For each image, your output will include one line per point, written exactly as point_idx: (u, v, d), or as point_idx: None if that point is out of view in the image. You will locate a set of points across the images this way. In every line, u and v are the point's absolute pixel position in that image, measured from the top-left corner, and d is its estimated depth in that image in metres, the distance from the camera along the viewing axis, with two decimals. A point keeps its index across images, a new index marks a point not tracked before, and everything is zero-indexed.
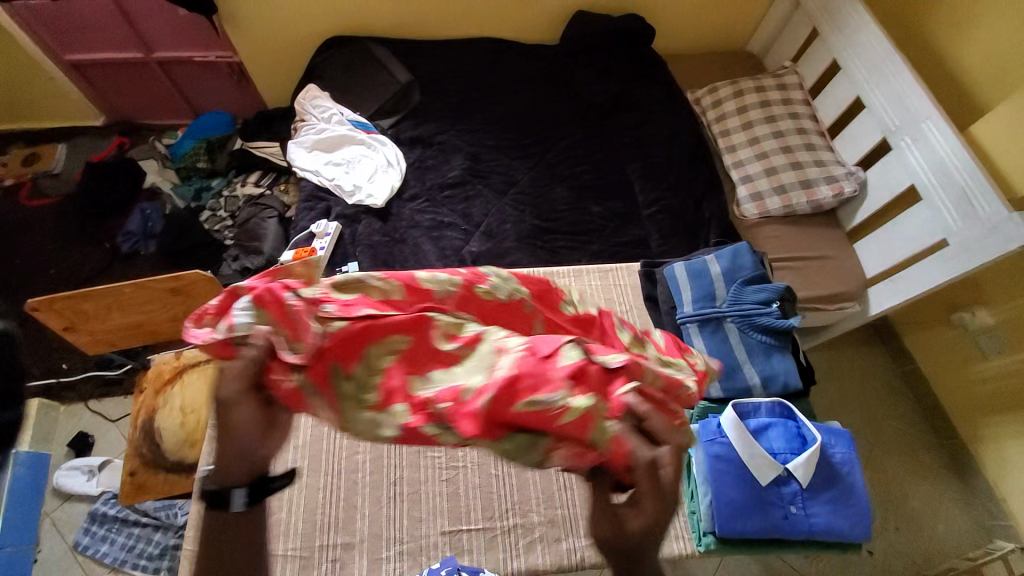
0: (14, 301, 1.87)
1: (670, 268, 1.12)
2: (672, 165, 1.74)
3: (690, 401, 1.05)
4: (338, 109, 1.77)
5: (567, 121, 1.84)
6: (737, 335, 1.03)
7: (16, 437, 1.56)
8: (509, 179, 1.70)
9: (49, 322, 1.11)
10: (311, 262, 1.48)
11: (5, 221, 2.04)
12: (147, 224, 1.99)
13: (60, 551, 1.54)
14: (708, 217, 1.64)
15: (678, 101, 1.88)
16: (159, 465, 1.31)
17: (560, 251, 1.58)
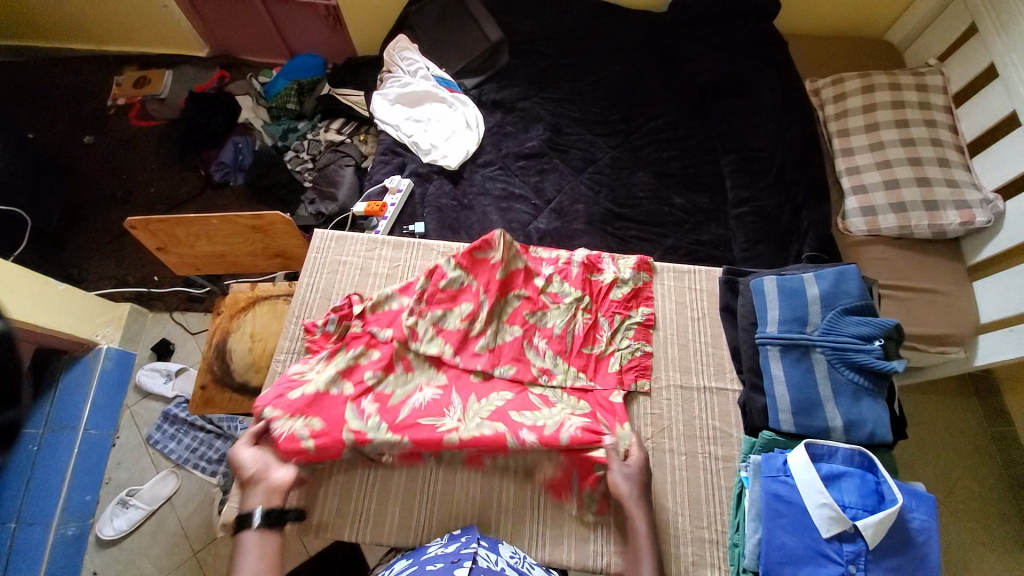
0: (119, 213, 2.07)
1: (759, 282, 1.02)
2: (773, 162, 1.55)
3: (755, 429, 0.96)
4: (425, 63, 1.73)
5: (660, 100, 1.69)
6: (825, 368, 0.92)
7: (108, 334, 1.75)
8: (588, 157, 1.60)
9: (145, 241, 1.19)
10: (380, 217, 1.49)
11: (118, 138, 2.23)
12: (237, 157, 2.10)
13: (133, 441, 1.74)
14: (805, 227, 1.46)
15: (793, 90, 1.66)
16: (226, 385, 1.35)
17: (632, 241, 1.48)
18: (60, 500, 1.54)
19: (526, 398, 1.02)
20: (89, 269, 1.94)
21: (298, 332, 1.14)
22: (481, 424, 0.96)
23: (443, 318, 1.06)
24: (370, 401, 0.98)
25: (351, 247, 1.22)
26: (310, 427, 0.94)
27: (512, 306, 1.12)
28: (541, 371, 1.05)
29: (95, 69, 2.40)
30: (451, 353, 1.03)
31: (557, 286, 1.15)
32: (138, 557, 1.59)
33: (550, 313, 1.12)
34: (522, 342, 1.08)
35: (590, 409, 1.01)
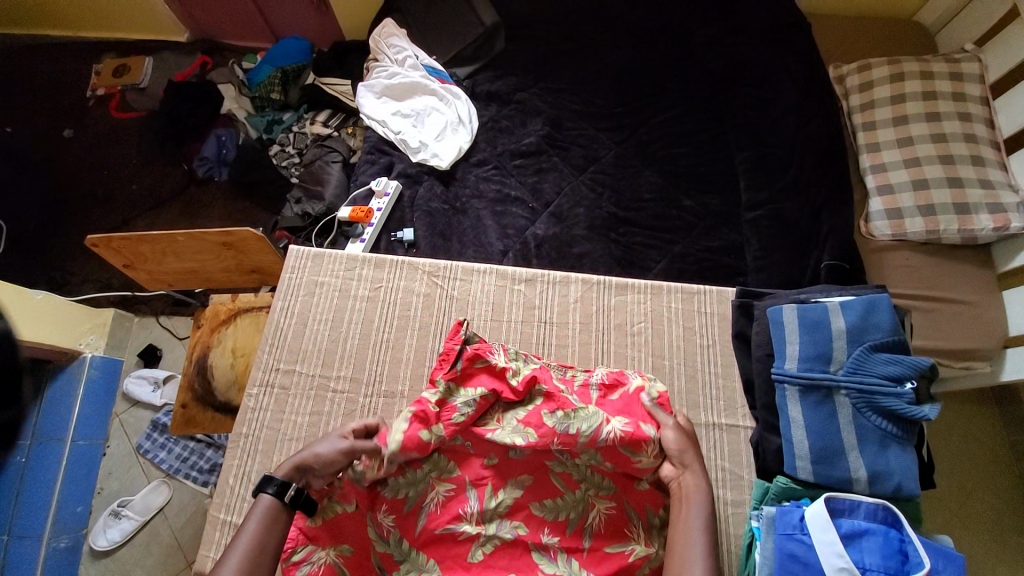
0: (101, 213, 1.97)
1: (777, 310, 0.92)
2: (792, 160, 1.43)
3: (768, 473, 0.89)
4: (413, 51, 1.59)
5: (669, 90, 1.55)
6: (850, 412, 0.83)
7: (92, 342, 1.68)
8: (590, 154, 1.48)
9: (110, 258, 1.11)
10: (365, 223, 1.38)
11: (98, 131, 2.13)
12: (221, 151, 1.98)
13: (124, 450, 1.69)
14: (825, 233, 1.35)
15: (815, 79, 1.52)
16: (209, 403, 1.28)
17: (637, 248, 1.36)
18: (48, 513, 1.50)
19: (549, 479, 0.90)
20: (72, 272, 1.87)
21: (273, 362, 1.07)
22: (503, 525, 0.87)
23: (449, 399, 0.94)
24: (385, 512, 0.86)
25: (330, 266, 1.14)
26: (342, 556, 0.84)
27: (533, 402, 0.95)
28: (566, 449, 0.90)
29: (71, 56, 2.27)
30: (458, 439, 0.92)
31: (573, 416, 0.88)
32: (132, 569, 1.56)
33: (574, 417, 0.88)
34: (543, 418, 0.93)
35: (617, 491, 0.90)
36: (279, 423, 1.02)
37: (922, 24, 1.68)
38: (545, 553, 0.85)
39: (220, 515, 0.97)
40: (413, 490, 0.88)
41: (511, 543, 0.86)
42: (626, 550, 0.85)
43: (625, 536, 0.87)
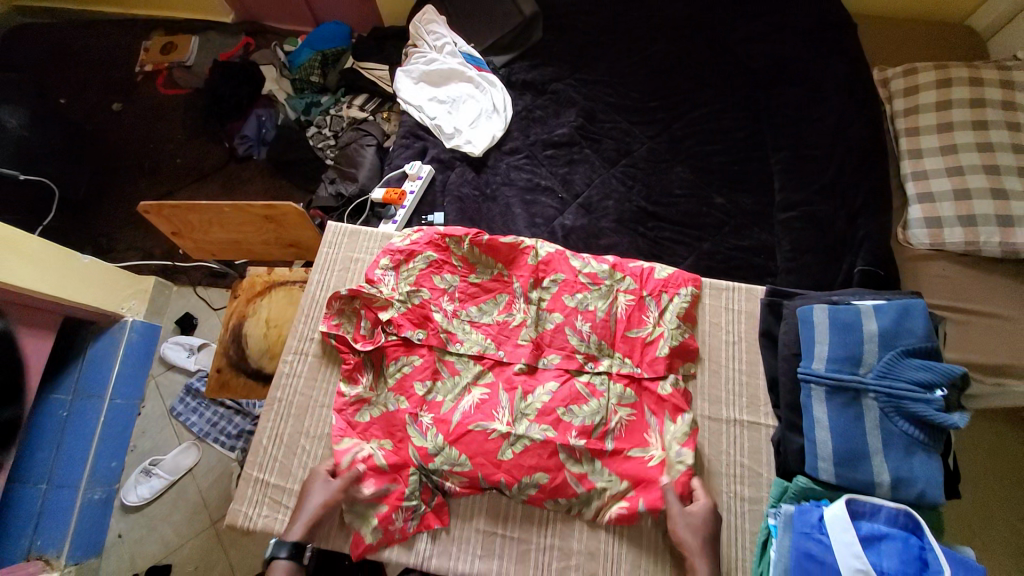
0: (145, 185, 2.06)
1: (807, 310, 0.91)
2: (831, 163, 1.40)
3: (788, 473, 0.89)
4: (452, 38, 1.61)
5: (707, 86, 1.53)
6: (876, 416, 0.83)
7: (133, 307, 1.77)
8: (622, 147, 1.48)
9: (161, 226, 1.17)
10: (398, 205, 1.42)
11: (146, 106, 2.22)
12: (261, 130, 2.06)
13: (158, 411, 1.79)
14: (860, 238, 1.31)
15: (859, 80, 1.48)
16: (241, 369, 1.35)
17: (665, 243, 1.36)
18: (87, 464, 1.60)
19: (573, 387, 0.97)
20: (116, 240, 1.96)
21: (308, 331, 1.12)
22: (532, 427, 0.94)
23: (478, 314, 1.08)
24: (426, 413, 0.98)
25: (365, 243, 1.16)
26: (384, 447, 0.97)
27: (549, 291, 1.07)
28: (587, 357, 1.00)
29: (124, 33, 2.37)
30: (492, 349, 1.02)
31: (594, 266, 1.08)
32: (159, 524, 1.65)
33: (590, 296, 1.04)
34: (563, 330, 1.02)
35: (637, 400, 0.97)
36: (313, 388, 1.07)
37: (978, 27, 1.60)
38: (572, 452, 0.92)
39: (254, 472, 1.02)
40: (450, 395, 1.00)
41: (540, 443, 0.93)
42: (645, 455, 0.93)
43: (643, 441, 0.94)
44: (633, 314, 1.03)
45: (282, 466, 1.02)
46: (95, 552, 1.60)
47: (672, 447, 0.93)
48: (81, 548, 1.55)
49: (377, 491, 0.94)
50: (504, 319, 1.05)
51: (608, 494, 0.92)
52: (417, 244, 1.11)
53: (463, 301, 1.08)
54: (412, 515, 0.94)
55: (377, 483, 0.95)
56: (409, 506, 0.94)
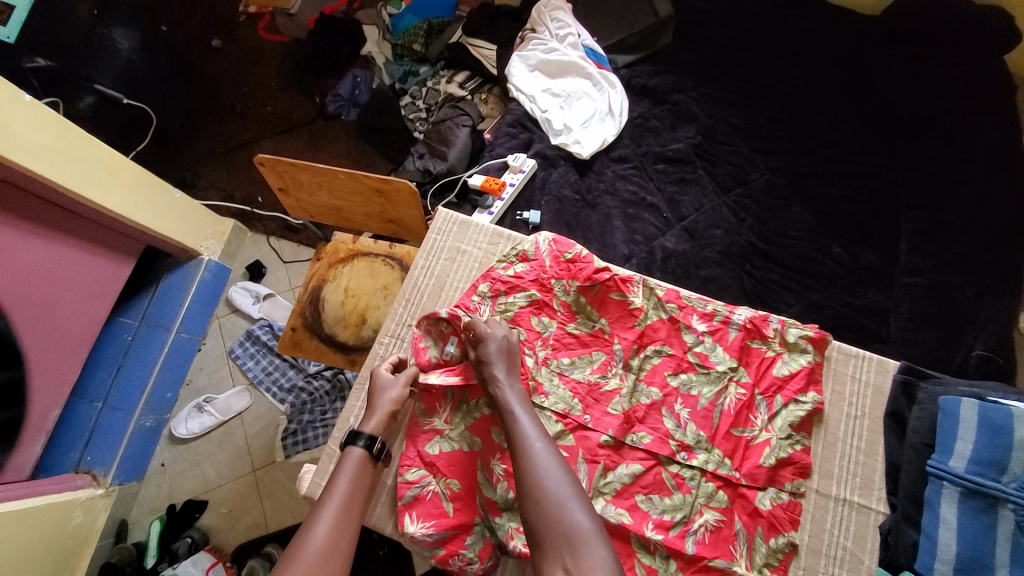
0: (235, 127, 2.05)
1: (952, 401, 0.84)
2: (968, 230, 1.27)
3: (894, 567, 0.82)
4: (576, 30, 1.53)
5: (842, 124, 1.42)
6: (1010, 530, 0.72)
7: (210, 247, 1.75)
8: (739, 175, 1.39)
9: (270, 179, 1.18)
10: (496, 196, 1.37)
11: (243, 48, 2.18)
12: (355, 91, 2.01)
13: (218, 350, 1.79)
14: (987, 319, 1.19)
15: (1015, 145, 1.33)
16: (315, 332, 1.33)
17: (769, 286, 1.28)
18: (144, 392, 1.60)
19: (658, 475, 0.85)
20: (201, 177, 1.97)
21: (405, 317, 1.08)
22: (607, 507, 0.83)
23: (569, 368, 0.93)
24: (498, 461, 0.87)
25: (474, 236, 1.13)
26: (450, 488, 0.87)
27: (651, 362, 0.93)
28: (681, 446, 0.86)
29: None
30: (578, 410, 0.88)
31: (707, 346, 0.92)
32: (203, 460, 1.67)
33: (695, 378, 0.91)
34: (660, 408, 0.89)
35: (729, 505, 0.84)
36: None
37: None
38: (645, 543, 0.82)
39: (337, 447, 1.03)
40: None
41: (615, 528, 0.82)
42: (728, 570, 0.80)
43: (730, 553, 0.81)
44: (742, 409, 0.88)
45: None
46: (139, 475, 1.63)
47: (761, 572, 0.81)
48: (127, 470, 1.58)
49: (436, 535, 0.85)
50: (597, 382, 0.91)
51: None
52: (517, 278, 0.98)
53: (557, 351, 0.94)
54: (466, 569, 0.85)
55: (439, 526, 0.85)
56: (464, 558, 0.85)
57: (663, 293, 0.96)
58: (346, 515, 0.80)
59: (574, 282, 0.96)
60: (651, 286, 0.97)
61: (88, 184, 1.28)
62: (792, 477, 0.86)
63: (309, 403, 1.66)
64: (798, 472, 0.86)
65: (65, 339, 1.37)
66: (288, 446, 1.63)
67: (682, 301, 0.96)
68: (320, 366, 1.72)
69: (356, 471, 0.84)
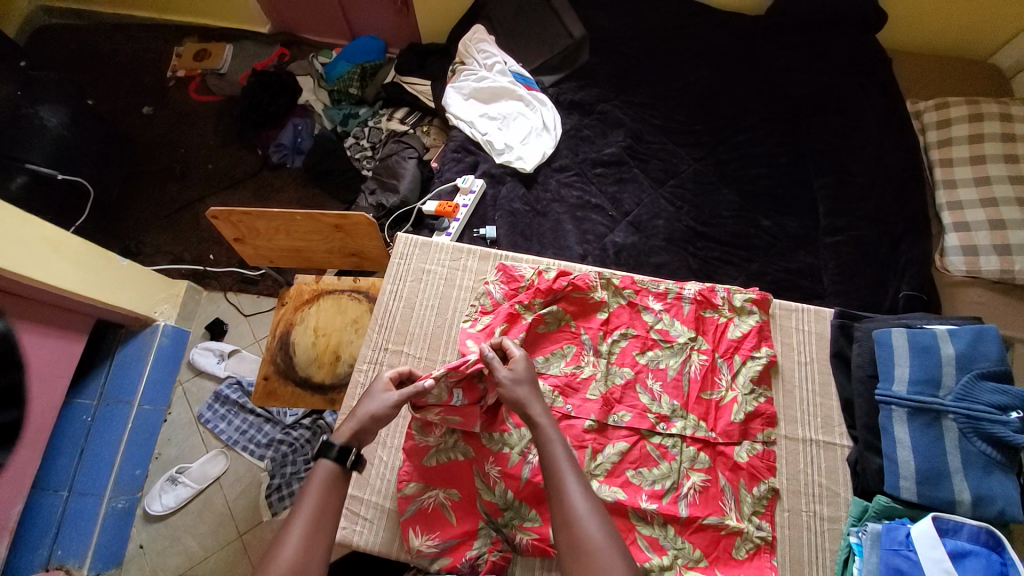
0: (177, 189, 2.02)
1: (884, 333, 0.94)
2: (871, 189, 1.44)
3: (867, 492, 0.90)
4: (503, 58, 1.65)
5: (751, 112, 1.58)
6: (956, 437, 0.84)
7: (164, 311, 1.70)
8: (670, 168, 1.52)
9: (225, 231, 1.20)
10: (451, 218, 1.43)
11: (176, 111, 2.17)
12: (297, 139, 2.04)
13: (184, 418, 1.71)
14: (903, 263, 1.34)
15: (895, 111, 1.53)
16: (289, 378, 1.31)
17: (714, 263, 1.39)
18: (111, 474, 1.50)
19: (643, 448, 0.91)
20: (145, 244, 1.91)
21: (381, 342, 1.10)
22: (602, 487, 0.87)
23: (545, 365, 0.97)
24: (492, 464, 0.90)
25: (436, 255, 1.18)
26: (450, 497, 0.90)
27: (619, 345, 1.00)
28: (659, 417, 0.93)
29: (153, 37, 2.32)
30: (561, 403, 0.93)
31: (666, 322, 1.02)
32: (182, 536, 1.56)
33: (661, 353, 0.99)
34: (634, 386, 0.96)
35: (711, 465, 0.90)
36: None
37: (992, 73, 1.63)
38: (643, 515, 0.86)
39: None
40: (514, 449, 0.91)
41: (612, 506, 0.86)
42: (720, 524, 0.86)
43: (720, 509, 0.87)
44: (707, 373, 0.97)
45: (359, 476, 0.99)
46: (115, 565, 1.51)
47: (751, 520, 0.88)
48: (100, 563, 1.46)
49: (442, 545, 0.87)
50: (573, 374, 0.96)
51: (677, 563, 0.83)
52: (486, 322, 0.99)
53: (532, 352, 0.98)
54: (477, 568, 0.86)
55: (444, 535, 0.88)
56: (472, 558, 0.86)
57: (619, 280, 1.04)
58: (317, 531, 0.72)
59: (537, 299, 1.00)
60: (608, 277, 1.05)
61: (33, 264, 1.23)
62: (761, 428, 0.94)
63: (291, 454, 1.57)
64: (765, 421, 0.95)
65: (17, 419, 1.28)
66: (273, 502, 1.53)
67: (637, 285, 1.05)
68: (297, 415, 1.66)
69: (326, 485, 0.76)
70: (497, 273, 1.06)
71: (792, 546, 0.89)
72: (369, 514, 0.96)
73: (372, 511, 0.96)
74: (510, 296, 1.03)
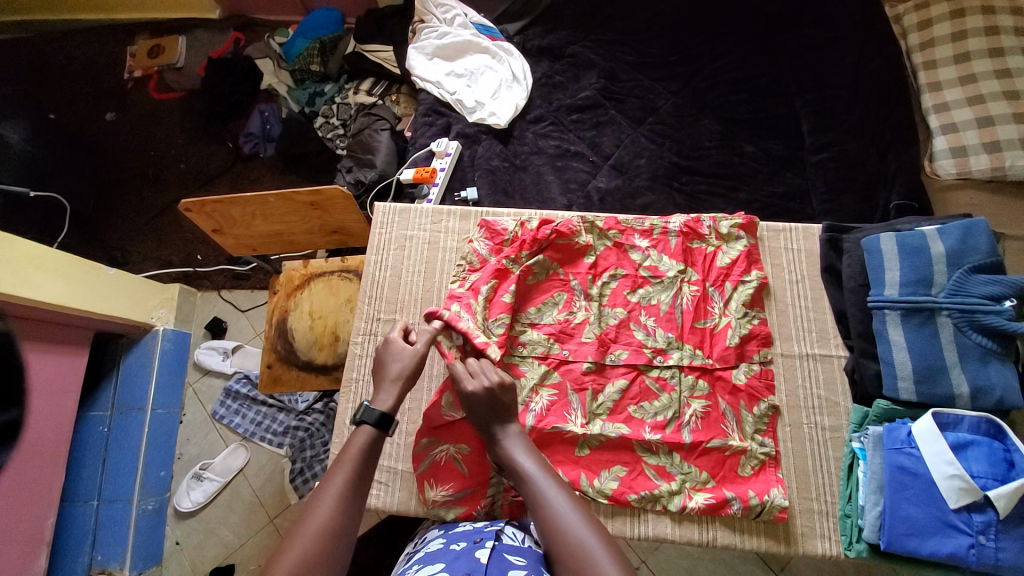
0: (153, 193, 1.98)
1: (873, 240, 0.94)
2: (856, 100, 1.40)
3: (866, 398, 0.92)
4: (462, 10, 1.57)
5: (725, 36, 1.52)
6: (951, 333, 0.84)
7: (162, 316, 1.69)
8: (648, 105, 1.47)
9: (202, 224, 1.19)
10: (430, 183, 1.38)
11: (139, 112, 2.10)
12: (266, 126, 1.95)
13: (200, 417, 1.74)
14: (893, 173, 1.31)
15: (876, 15, 1.46)
16: (292, 362, 1.32)
17: (701, 197, 1.37)
18: (136, 478, 1.54)
19: (643, 383, 0.93)
20: (131, 252, 1.89)
21: (373, 313, 1.11)
22: (606, 425, 0.90)
23: (537, 316, 0.98)
24: None
25: (417, 221, 1.17)
26: (461, 451, 0.94)
27: (610, 287, 1.00)
28: (656, 351, 0.94)
29: (101, 38, 2.22)
30: (557, 349, 0.95)
31: (654, 258, 1.01)
32: (216, 527, 1.62)
33: (652, 289, 0.99)
34: (628, 325, 0.97)
35: (711, 390, 0.92)
36: None
37: None
38: (648, 446, 0.89)
39: None
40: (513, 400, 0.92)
41: (617, 442, 0.89)
42: (724, 446, 0.88)
43: (723, 432, 0.89)
44: (699, 302, 0.97)
45: None
46: (156, 561, 1.57)
47: (754, 439, 0.90)
48: (142, 561, 1.51)
49: (455, 494, 0.92)
50: (566, 320, 0.97)
51: (685, 487, 0.87)
52: (473, 280, 0.99)
53: (523, 303, 0.99)
54: (492, 512, 0.91)
55: (457, 486, 0.92)
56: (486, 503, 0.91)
57: (602, 222, 1.04)
58: (351, 504, 0.70)
59: (522, 251, 1.00)
60: (591, 220, 1.04)
61: (21, 283, 1.21)
62: (761, 348, 0.96)
63: (308, 438, 1.60)
64: (763, 342, 0.96)
65: (38, 430, 1.31)
66: (298, 485, 1.53)
67: (622, 225, 1.04)
68: (308, 401, 1.68)
69: (367, 454, 0.74)
70: (480, 231, 1.05)
71: (796, 459, 0.92)
72: (386, 478, 0.99)
73: (388, 474, 0.99)
74: (495, 251, 1.02)
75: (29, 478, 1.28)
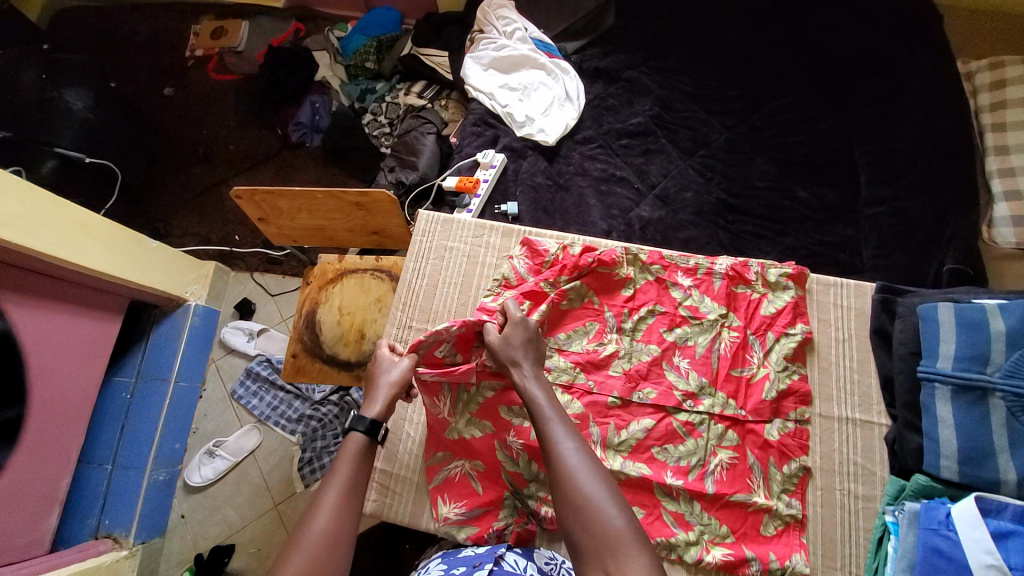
0: (201, 170, 2.04)
1: (930, 308, 0.90)
2: (919, 155, 1.35)
3: (905, 471, 0.89)
4: (522, 24, 1.58)
5: (788, 76, 1.49)
6: (1003, 416, 0.79)
7: (196, 291, 1.73)
8: (700, 138, 1.45)
9: (249, 211, 1.21)
10: (472, 194, 1.40)
11: (197, 91, 2.17)
12: (315, 117, 1.99)
13: (219, 394, 1.78)
14: (949, 234, 1.26)
15: (948, 70, 1.41)
16: (317, 355, 1.33)
17: (745, 237, 1.34)
18: (151, 448, 1.57)
19: (669, 425, 0.90)
20: (174, 226, 1.95)
21: (405, 319, 1.11)
22: (627, 463, 0.88)
23: (567, 342, 0.97)
24: (515, 438, 0.94)
25: (458, 232, 1.17)
26: (476, 468, 0.95)
27: (646, 322, 0.98)
28: (686, 395, 0.92)
29: (170, 16, 2.31)
30: (584, 379, 0.93)
31: (695, 299, 0.99)
32: (222, 506, 1.64)
33: (690, 330, 0.97)
34: (661, 364, 0.95)
35: (740, 442, 0.89)
36: None
37: None
38: (668, 491, 0.86)
39: None
40: None
41: (637, 482, 0.87)
42: (749, 501, 0.85)
43: (749, 486, 0.86)
44: (739, 350, 0.95)
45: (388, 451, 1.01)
46: (160, 532, 1.59)
47: (782, 498, 0.87)
48: (147, 530, 1.54)
49: (467, 513, 0.91)
50: (598, 351, 0.95)
51: (704, 539, 0.84)
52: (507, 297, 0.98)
53: (554, 329, 0.98)
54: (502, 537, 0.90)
55: (469, 504, 0.92)
56: (498, 526, 0.90)
57: (646, 256, 1.02)
58: (348, 505, 0.75)
59: (561, 276, 0.99)
60: (634, 253, 1.03)
61: (67, 246, 1.25)
62: (798, 405, 0.93)
63: (320, 428, 1.61)
64: (802, 399, 0.93)
65: (65, 390, 1.35)
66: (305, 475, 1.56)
67: (665, 261, 1.02)
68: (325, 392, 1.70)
69: (359, 455, 0.79)
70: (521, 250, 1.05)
71: (823, 523, 0.88)
72: (398, 486, 0.98)
73: (401, 483, 0.99)
74: (534, 272, 1.02)
75: (49, 437, 1.31)
